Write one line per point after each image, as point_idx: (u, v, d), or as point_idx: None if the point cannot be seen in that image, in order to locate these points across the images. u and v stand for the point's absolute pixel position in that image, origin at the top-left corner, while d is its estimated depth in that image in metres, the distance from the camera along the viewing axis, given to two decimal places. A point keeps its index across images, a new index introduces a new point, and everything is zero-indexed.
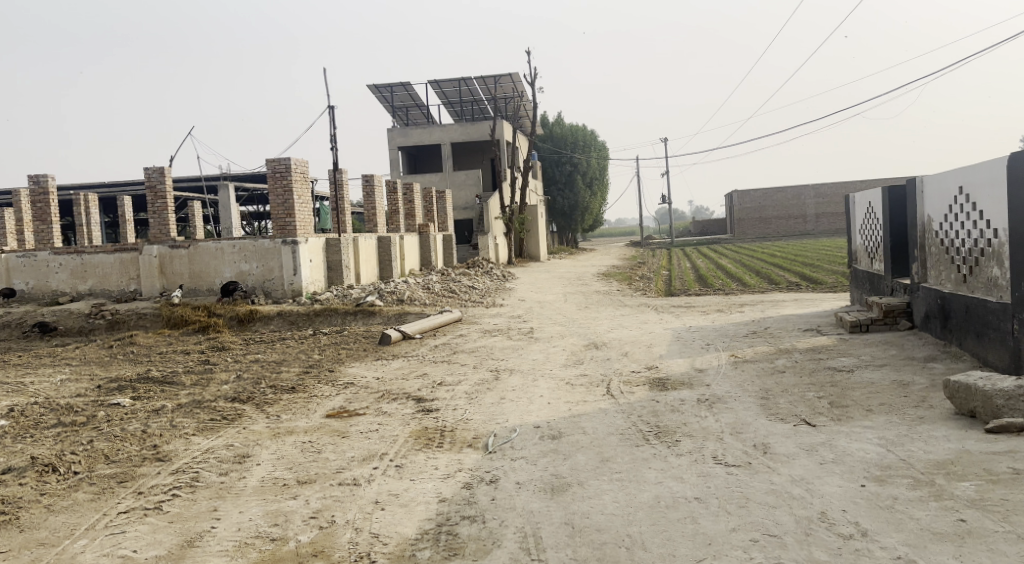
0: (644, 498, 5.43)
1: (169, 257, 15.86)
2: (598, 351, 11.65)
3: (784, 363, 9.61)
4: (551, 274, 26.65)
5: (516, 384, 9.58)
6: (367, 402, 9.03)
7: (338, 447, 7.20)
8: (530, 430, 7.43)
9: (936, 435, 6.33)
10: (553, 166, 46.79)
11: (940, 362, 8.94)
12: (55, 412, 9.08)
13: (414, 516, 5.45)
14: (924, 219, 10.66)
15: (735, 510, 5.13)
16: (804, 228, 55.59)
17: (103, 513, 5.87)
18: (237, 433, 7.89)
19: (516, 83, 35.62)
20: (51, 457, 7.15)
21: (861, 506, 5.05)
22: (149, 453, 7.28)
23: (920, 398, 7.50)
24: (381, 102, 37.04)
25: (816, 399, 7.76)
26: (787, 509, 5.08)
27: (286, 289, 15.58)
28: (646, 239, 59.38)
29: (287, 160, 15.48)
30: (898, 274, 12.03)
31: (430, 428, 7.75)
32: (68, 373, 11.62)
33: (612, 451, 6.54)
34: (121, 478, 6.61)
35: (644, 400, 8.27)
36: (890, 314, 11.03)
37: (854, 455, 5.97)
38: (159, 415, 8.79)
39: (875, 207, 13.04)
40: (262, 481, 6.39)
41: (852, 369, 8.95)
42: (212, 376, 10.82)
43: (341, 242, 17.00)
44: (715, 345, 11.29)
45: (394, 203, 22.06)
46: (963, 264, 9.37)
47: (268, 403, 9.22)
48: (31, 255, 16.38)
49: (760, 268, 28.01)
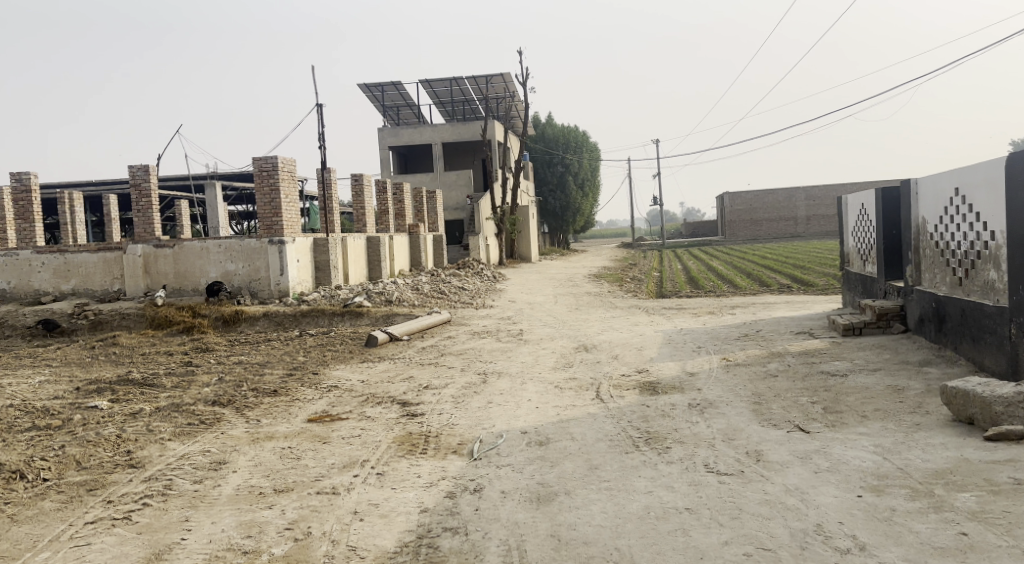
0: (633, 509, 5.23)
1: (154, 256, 15.53)
2: (588, 353, 11.45)
3: (776, 367, 9.42)
4: (541, 276, 26.43)
5: (504, 387, 9.37)
6: (351, 406, 8.80)
7: (318, 454, 6.97)
8: (517, 435, 7.22)
9: (934, 443, 6.15)
10: (545, 166, 46.69)
11: (935, 367, 8.78)
12: (30, 416, 8.81)
13: (394, 528, 5.23)
14: (919, 220, 10.50)
15: (728, 522, 4.93)
16: (794, 230, 55.67)
17: (69, 524, 5.63)
18: (215, 438, 7.66)
19: (508, 84, 35.43)
20: (19, 463, 6.88)
21: (858, 518, 4.86)
22: (122, 459, 7.03)
23: (917, 403, 7.32)
24: (372, 101, 36.75)
25: (810, 405, 7.57)
26: (782, 521, 4.89)
27: (272, 290, 15.34)
28: (638, 241, 59.22)
29: (274, 159, 15.20)
30: (891, 277, 11.87)
31: (415, 433, 7.53)
32: (47, 375, 11.34)
33: (600, 458, 6.34)
34: (90, 486, 6.36)
35: (634, 405, 8.08)
36: (883, 317, 10.87)
37: (849, 464, 5.78)
38: (136, 419, 8.54)
39: (867, 208, 12.90)
40: (238, 489, 6.16)
41: (846, 373, 8.77)
42: (194, 379, 10.56)
43: (329, 242, 16.74)
44: (706, 348, 11.12)
45: (384, 203, 21.78)
46: (958, 267, 9.20)
47: (249, 407, 8.98)
48: (13, 254, 16.02)
49: (752, 270, 27.95)
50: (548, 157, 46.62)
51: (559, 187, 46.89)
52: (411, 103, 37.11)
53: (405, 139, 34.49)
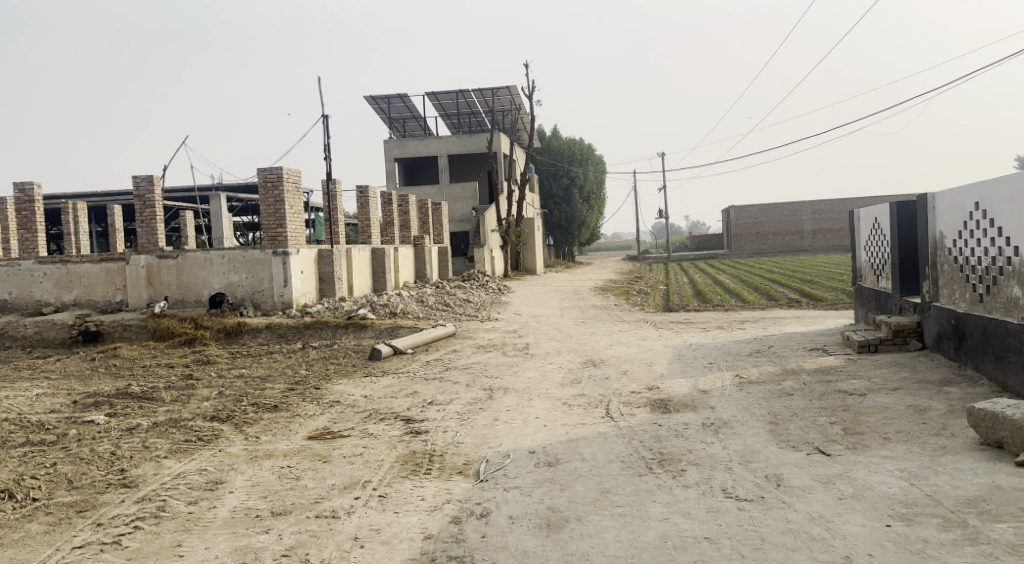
0: (648, 538, 4.96)
1: (157, 267, 15.31)
2: (596, 369, 11.19)
3: (791, 385, 9.12)
4: (547, 288, 26.16)
5: (510, 404, 9.10)
6: (353, 423, 8.54)
7: (318, 474, 6.71)
8: (525, 455, 6.96)
9: (963, 468, 5.87)
10: (551, 179, 46.54)
11: (957, 386, 8.49)
12: (25, 431, 8.56)
13: (396, 556, 4.98)
14: (936, 234, 10.24)
15: (750, 553, 4.66)
16: (801, 244, 55.38)
17: (56, 549, 5.38)
18: (213, 456, 7.41)
19: (513, 96, 35.32)
20: (9, 481, 6.64)
21: (889, 550, 4.59)
22: (116, 478, 6.78)
23: (941, 425, 7.05)
24: (378, 113, 36.67)
25: (829, 425, 7.29)
26: (808, 553, 4.62)
27: (275, 301, 15.10)
28: (644, 254, 58.86)
29: (280, 170, 14.99)
30: (907, 292, 11.58)
31: (419, 452, 7.27)
32: (46, 387, 11.10)
33: (613, 481, 6.06)
34: (80, 507, 6.11)
35: (646, 423, 7.80)
36: (899, 334, 10.57)
37: (875, 490, 5.50)
38: (133, 434, 8.30)
39: (881, 222, 12.64)
40: (234, 511, 5.91)
41: (865, 393, 8.47)
42: (194, 393, 10.31)
43: (334, 253, 16.50)
44: (718, 364, 10.83)
45: (389, 214, 21.56)
46: (979, 283, 8.94)
47: (248, 423, 8.73)
48: (15, 264, 15.81)
49: (759, 284, 27.59)
50: (553, 170, 46.53)
51: (564, 199, 46.65)
52: (417, 115, 37.01)
53: (410, 152, 34.35)
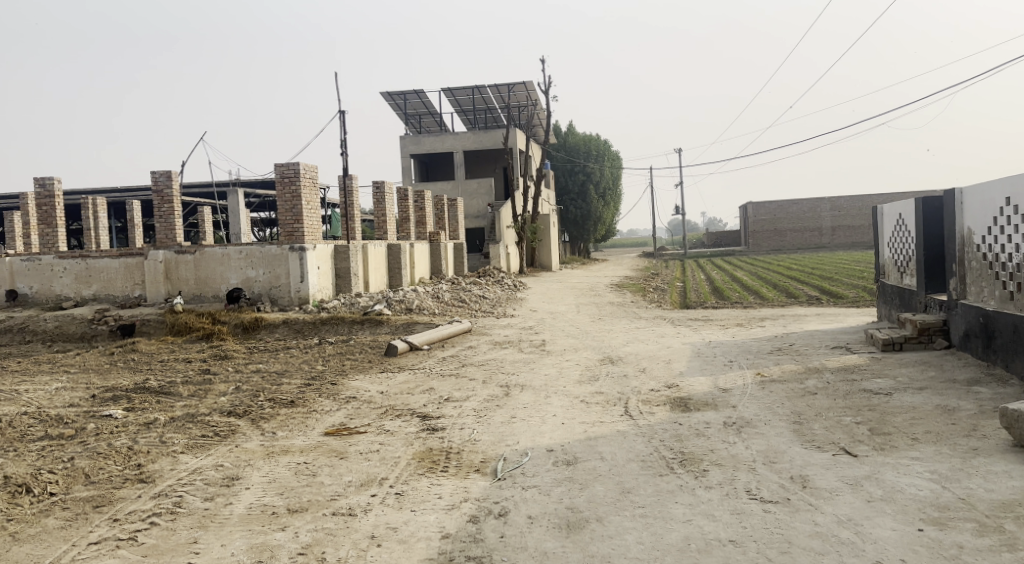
0: (671, 540, 4.85)
1: (175, 262, 15.31)
2: (614, 366, 11.07)
3: (815, 384, 8.95)
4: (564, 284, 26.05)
5: (527, 401, 9.01)
6: (369, 419, 8.46)
7: (335, 471, 6.63)
8: (543, 453, 6.85)
9: (995, 470, 5.70)
10: (566, 175, 46.37)
11: (986, 385, 8.30)
12: (44, 424, 8.56)
13: (414, 554, 4.90)
14: (964, 230, 10.03)
15: (777, 557, 4.54)
16: (819, 240, 54.89)
17: (72, 544, 5.33)
18: (229, 452, 7.35)
19: (530, 92, 35.16)
20: (26, 476, 6.60)
21: (921, 555, 4.45)
22: (132, 473, 6.73)
23: (970, 426, 6.88)
24: (394, 110, 36.70)
25: (855, 425, 7.13)
26: (837, 558, 4.49)
27: (292, 297, 15.08)
28: (661, 250, 58.52)
29: (297, 165, 14.96)
30: (932, 290, 11.38)
31: (436, 449, 7.19)
32: (64, 381, 11.10)
33: (634, 481, 5.93)
34: (97, 502, 6.07)
35: (666, 422, 7.67)
36: (924, 332, 10.37)
37: (905, 492, 5.35)
38: (150, 429, 8.26)
39: (905, 218, 12.43)
40: (250, 508, 5.84)
41: (890, 392, 8.29)
42: (211, 387, 10.28)
43: (350, 249, 16.45)
44: (738, 361, 10.68)
45: (405, 210, 21.51)
46: (1010, 280, 8.73)
47: (265, 418, 8.67)
48: (36, 258, 15.88)
49: (779, 281, 27.22)
50: (570, 166, 46.32)
51: (579, 195, 46.47)
52: (433, 110, 36.98)
53: (426, 147, 34.33)
